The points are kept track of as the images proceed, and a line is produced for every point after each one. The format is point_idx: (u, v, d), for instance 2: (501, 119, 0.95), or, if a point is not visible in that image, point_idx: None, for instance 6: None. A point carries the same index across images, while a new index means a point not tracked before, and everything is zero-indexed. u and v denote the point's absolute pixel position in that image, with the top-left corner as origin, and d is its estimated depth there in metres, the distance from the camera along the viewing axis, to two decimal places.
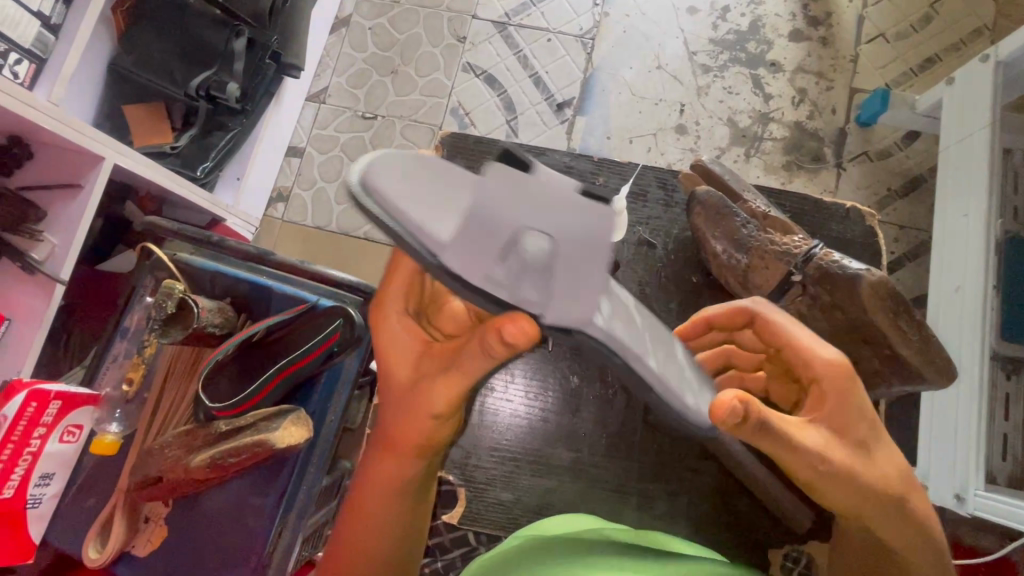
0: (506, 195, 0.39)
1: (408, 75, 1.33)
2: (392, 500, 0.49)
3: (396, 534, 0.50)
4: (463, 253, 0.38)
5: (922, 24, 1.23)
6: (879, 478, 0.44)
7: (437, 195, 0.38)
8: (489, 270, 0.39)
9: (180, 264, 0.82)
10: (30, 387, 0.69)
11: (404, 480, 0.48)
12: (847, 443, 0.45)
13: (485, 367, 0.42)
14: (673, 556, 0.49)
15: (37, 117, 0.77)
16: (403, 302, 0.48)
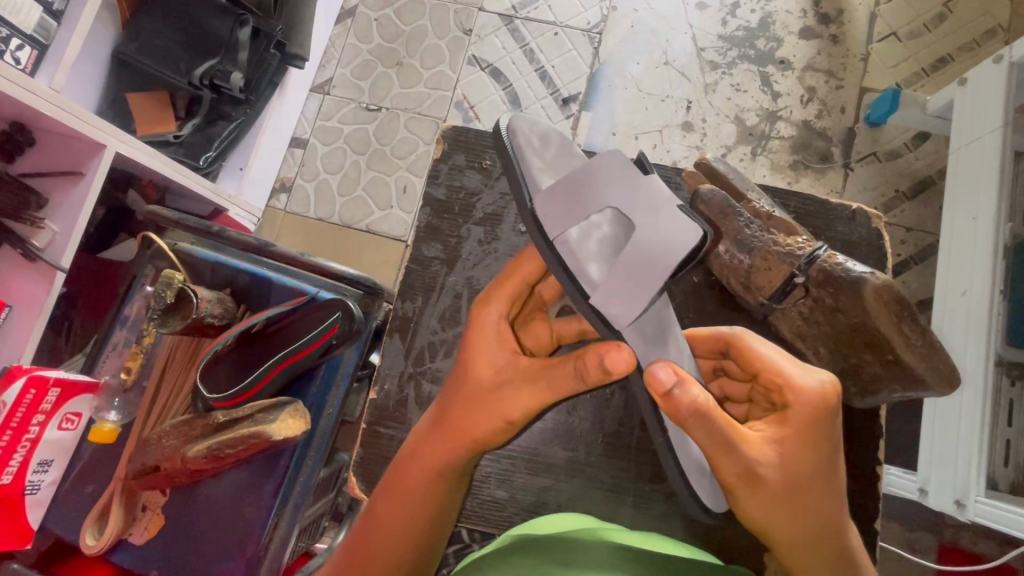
0: (614, 176, 0.50)
1: (413, 67, 1.32)
2: (433, 489, 0.53)
3: (431, 520, 0.53)
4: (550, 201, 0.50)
5: (935, 23, 1.21)
6: (797, 507, 0.49)
7: (556, 162, 0.55)
8: (563, 227, 0.50)
9: (181, 254, 0.82)
10: (29, 373, 0.69)
11: (453, 470, 0.53)
12: (782, 472, 0.48)
13: (573, 386, 0.48)
14: (668, 558, 0.48)
15: (39, 103, 0.77)
16: (507, 304, 0.53)
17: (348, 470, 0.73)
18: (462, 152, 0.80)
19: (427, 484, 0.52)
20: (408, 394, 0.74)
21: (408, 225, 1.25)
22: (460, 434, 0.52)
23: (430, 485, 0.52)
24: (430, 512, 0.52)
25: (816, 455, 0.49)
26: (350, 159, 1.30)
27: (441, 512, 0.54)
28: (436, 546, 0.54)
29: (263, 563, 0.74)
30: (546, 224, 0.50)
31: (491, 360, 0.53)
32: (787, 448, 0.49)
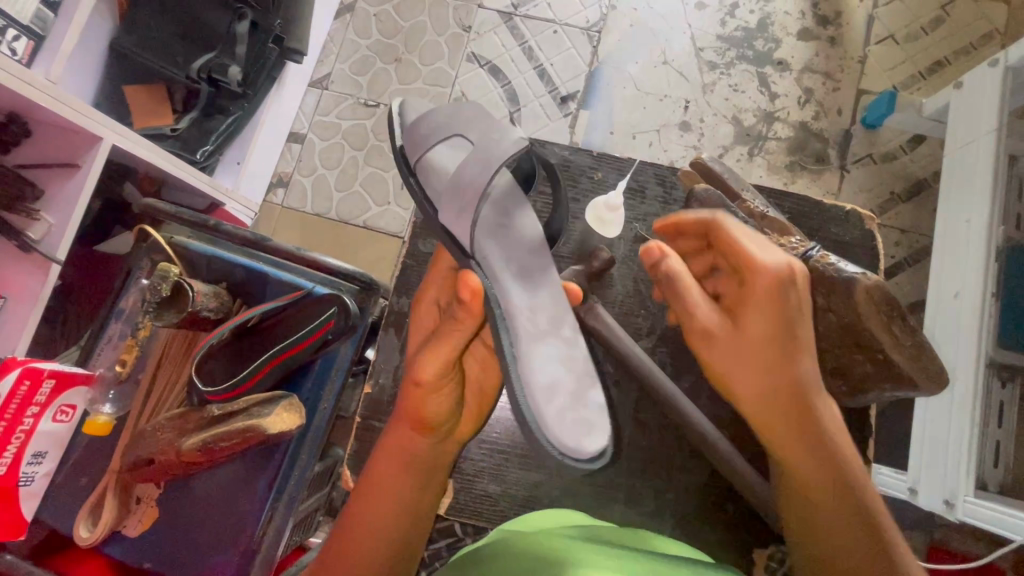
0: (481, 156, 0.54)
1: (412, 63, 1.32)
2: (400, 480, 0.55)
3: (399, 505, 0.55)
4: (444, 198, 0.55)
5: (932, 26, 1.21)
6: (758, 370, 0.54)
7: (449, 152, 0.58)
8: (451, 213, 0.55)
9: (177, 247, 0.81)
10: (24, 364, 0.69)
11: (406, 448, 0.56)
12: (738, 333, 0.54)
13: (457, 338, 0.52)
14: (664, 556, 0.48)
15: (36, 95, 0.77)
16: (439, 293, 0.60)
17: (342, 464, 0.73)
18: None
19: (390, 467, 0.55)
20: (404, 388, 0.75)
21: (405, 221, 1.25)
22: (410, 419, 0.55)
23: (398, 475, 0.55)
24: (395, 495, 0.55)
25: (777, 328, 0.53)
26: (347, 154, 1.30)
27: (414, 504, 0.56)
28: (411, 537, 0.55)
29: (256, 556, 0.74)
30: (452, 226, 0.55)
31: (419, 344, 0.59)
32: (789, 362, 0.54)
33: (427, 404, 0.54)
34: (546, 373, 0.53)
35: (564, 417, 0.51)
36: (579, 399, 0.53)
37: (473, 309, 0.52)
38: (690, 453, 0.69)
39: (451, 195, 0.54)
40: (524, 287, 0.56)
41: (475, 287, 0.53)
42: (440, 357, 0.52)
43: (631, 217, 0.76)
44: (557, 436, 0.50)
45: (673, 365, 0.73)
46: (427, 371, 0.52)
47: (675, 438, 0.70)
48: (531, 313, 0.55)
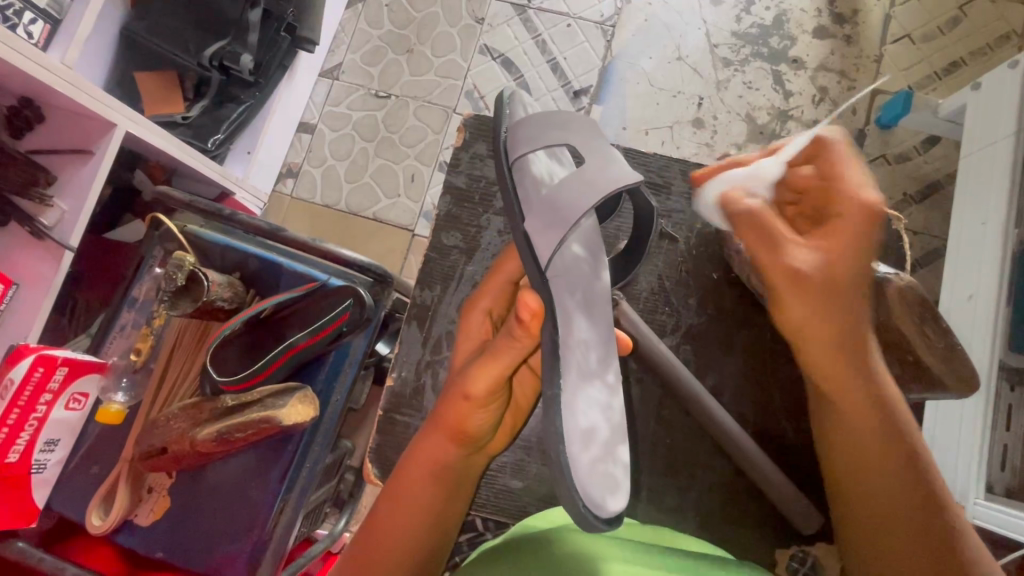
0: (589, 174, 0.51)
1: (423, 55, 1.31)
2: (433, 492, 0.55)
3: (432, 515, 0.55)
4: (533, 212, 0.52)
5: (949, 26, 1.21)
6: (841, 308, 0.58)
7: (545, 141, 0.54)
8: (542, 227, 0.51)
9: (191, 237, 0.81)
10: (38, 352, 0.69)
11: (443, 460, 0.55)
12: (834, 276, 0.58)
13: (513, 355, 0.51)
14: (692, 554, 0.48)
15: (49, 79, 0.76)
16: (494, 300, 0.60)
17: (364, 458, 0.72)
18: (481, 141, 0.81)
19: (425, 476, 0.55)
20: (425, 381, 0.74)
21: (416, 214, 1.25)
22: (448, 430, 0.54)
23: (431, 487, 0.55)
24: (429, 505, 0.55)
25: (854, 265, 0.58)
26: (358, 146, 1.29)
27: (444, 513, 0.56)
28: (442, 543, 0.57)
29: (268, 547, 0.74)
30: (534, 238, 0.52)
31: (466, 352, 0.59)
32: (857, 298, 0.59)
33: (468, 417, 0.53)
34: (588, 416, 0.49)
35: (594, 468, 0.47)
36: (611, 450, 0.49)
37: (532, 329, 0.50)
38: (715, 452, 0.69)
39: (544, 210, 0.51)
40: (586, 313, 0.54)
41: (536, 308, 0.50)
42: (491, 373, 0.51)
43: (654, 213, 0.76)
44: (583, 486, 0.46)
45: (697, 362, 0.73)
46: (478, 385, 0.52)
47: (698, 436, 0.70)
48: (584, 351, 0.52)
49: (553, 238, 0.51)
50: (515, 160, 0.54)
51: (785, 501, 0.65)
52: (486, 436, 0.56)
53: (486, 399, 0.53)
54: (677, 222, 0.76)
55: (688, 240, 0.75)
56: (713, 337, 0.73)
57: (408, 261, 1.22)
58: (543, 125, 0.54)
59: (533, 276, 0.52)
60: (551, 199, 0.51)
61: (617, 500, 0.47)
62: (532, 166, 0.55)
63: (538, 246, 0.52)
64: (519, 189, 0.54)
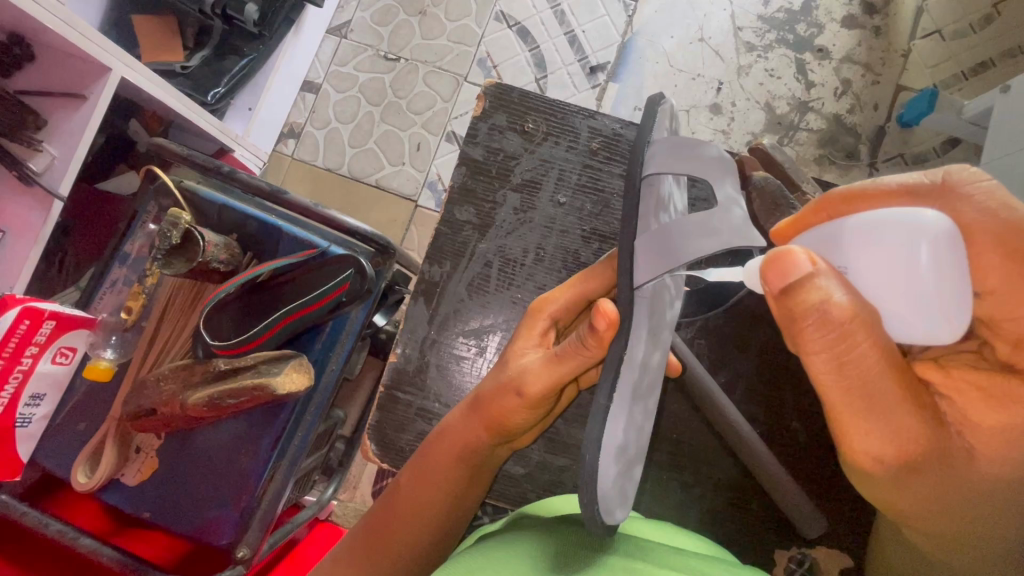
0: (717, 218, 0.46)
1: (436, 17, 1.25)
2: (450, 474, 0.54)
3: (446, 502, 0.54)
4: (647, 235, 0.47)
5: (981, 24, 1.16)
6: (896, 447, 0.37)
7: (681, 151, 0.48)
8: (647, 247, 0.46)
9: (187, 193, 0.77)
10: (24, 303, 0.66)
11: (463, 446, 0.53)
12: (863, 407, 0.36)
13: (581, 364, 0.48)
14: (713, 559, 0.47)
15: (39, 12, 0.71)
16: (561, 314, 0.56)
17: (364, 434, 0.71)
18: (502, 112, 0.77)
19: (444, 460, 0.54)
20: (430, 358, 0.73)
21: (419, 184, 1.21)
22: (486, 420, 0.52)
23: (448, 467, 0.53)
24: (443, 492, 0.54)
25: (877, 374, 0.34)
26: (364, 109, 1.24)
27: (459, 500, 0.55)
28: (449, 532, 0.56)
29: (255, 514, 0.72)
30: (638, 256, 0.47)
31: (519, 352, 0.54)
32: (992, 428, 0.37)
33: (511, 414, 0.51)
34: (624, 432, 0.46)
35: (614, 482, 0.45)
36: (629, 470, 0.48)
37: (604, 340, 0.46)
38: (722, 450, 0.69)
39: (656, 236, 0.46)
40: (651, 340, 0.50)
41: (614, 318, 0.46)
42: (551, 375, 0.49)
43: None
44: (603, 494, 0.42)
45: (712, 358, 0.72)
46: (535, 384, 0.49)
47: (706, 433, 0.69)
48: (641, 371, 0.48)
49: (657, 266, 0.45)
50: (648, 174, 0.49)
51: (789, 508, 0.65)
52: (518, 431, 0.54)
53: (538, 401, 0.50)
54: None
55: None
56: (726, 332, 0.72)
57: (410, 233, 1.19)
58: (678, 147, 0.49)
59: (622, 288, 0.47)
60: (664, 226, 0.46)
61: (620, 511, 0.46)
62: (660, 185, 0.50)
63: (638, 264, 0.47)
64: (641, 196, 0.49)
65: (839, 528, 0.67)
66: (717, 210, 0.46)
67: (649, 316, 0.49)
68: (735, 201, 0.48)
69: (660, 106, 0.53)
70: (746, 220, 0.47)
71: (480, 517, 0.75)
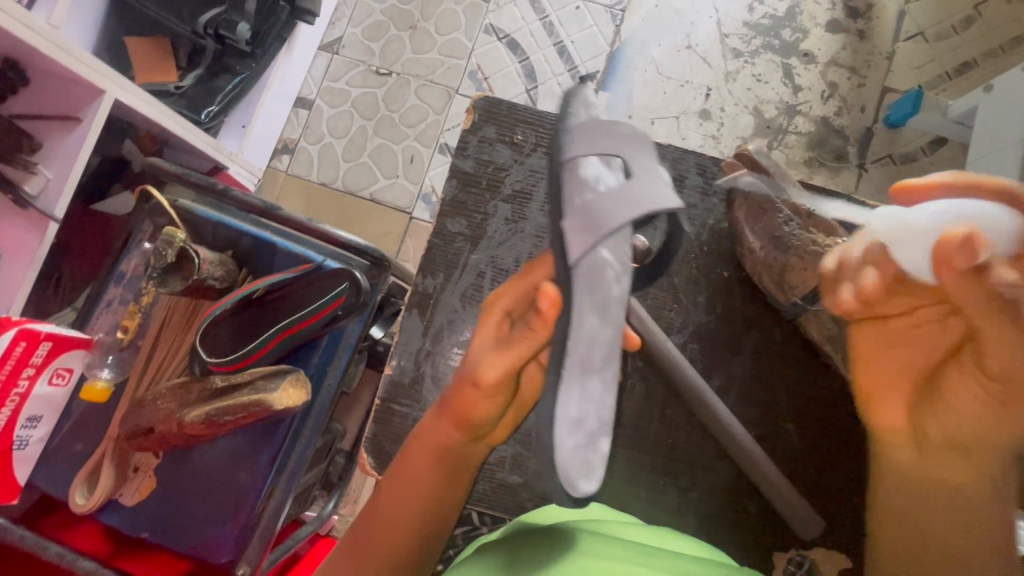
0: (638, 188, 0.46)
1: (426, 31, 1.27)
2: (431, 476, 0.54)
3: (426, 503, 0.54)
4: (571, 214, 0.46)
5: (963, 25, 1.18)
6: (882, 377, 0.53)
7: (599, 131, 0.49)
8: (573, 227, 0.46)
9: (182, 212, 0.78)
10: (20, 325, 0.66)
11: (438, 447, 0.53)
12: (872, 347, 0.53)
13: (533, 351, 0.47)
14: (707, 560, 0.48)
15: (32, 38, 0.72)
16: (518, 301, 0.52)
17: (360, 448, 0.71)
18: (492, 124, 0.78)
19: (421, 462, 0.54)
20: (425, 370, 0.73)
21: (413, 196, 1.22)
22: (453, 418, 0.51)
23: (427, 470, 0.54)
24: (423, 494, 0.54)
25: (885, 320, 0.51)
26: (356, 124, 1.25)
27: (440, 501, 0.55)
28: (432, 536, 0.55)
29: (254, 532, 0.72)
30: (567, 236, 0.46)
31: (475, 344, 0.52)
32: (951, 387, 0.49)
33: (474, 407, 0.50)
34: (580, 406, 0.45)
35: (574, 454, 0.44)
36: (591, 442, 0.47)
37: (549, 320, 0.45)
38: (717, 453, 0.69)
39: (584, 212, 0.46)
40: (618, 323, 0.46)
41: (555, 298, 0.45)
42: (503, 363, 0.47)
43: None
44: (562, 464, 0.43)
45: (704, 361, 0.72)
46: (488, 373, 0.47)
47: (702, 436, 0.69)
48: (594, 346, 0.46)
49: (583, 242, 0.45)
50: (568, 156, 0.49)
51: (785, 509, 0.65)
52: (488, 425, 0.53)
53: (495, 389, 0.48)
54: (688, 217, 0.75)
55: (698, 235, 0.75)
56: (720, 336, 0.73)
57: (405, 245, 1.19)
58: (596, 128, 0.49)
59: (559, 269, 0.46)
60: (589, 202, 0.46)
61: (586, 484, 0.46)
62: (584, 167, 0.48)
63: (568, 243, 0.46)
64: (564, 179, 0.48)
65: (836, 528, 0.68)
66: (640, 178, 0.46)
67: (596, 289, 0.46)
68: (655, 170, 0.48)
69: (576, 92, 0.54)
70: (667, 185, 0.47)
71: (478, 527, 0.75)
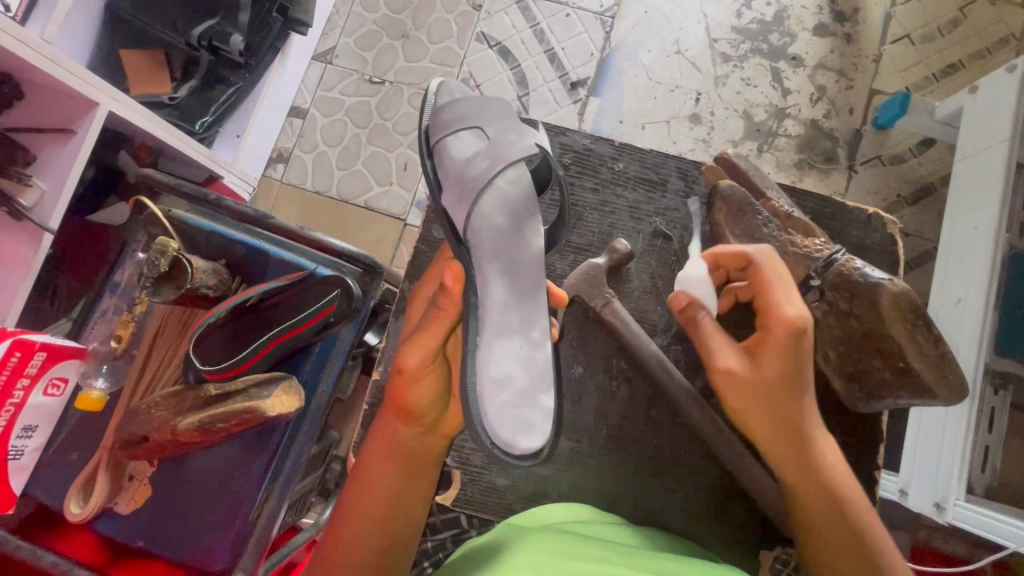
0: (506, 142, 0.53)
1: (419, 40, 1.28)
2: (392, 470, 0.55)
3: (389, 500, 0.54)
4: (448, 185, 0.54)
5: (949, 27, 1.20)
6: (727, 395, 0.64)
7: (461, 110, 0.56)
8: (457, 199, 0.54)
9: (176, 222, 0.79)
10: (15, 336, 0.67)
11: (392, 439, 0.56)
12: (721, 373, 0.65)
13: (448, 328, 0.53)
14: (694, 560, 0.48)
15: (27, 52, 0.73)
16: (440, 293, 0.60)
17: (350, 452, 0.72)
18: None
19: (380, 456, 0.55)
20: None
21: (407, 204, 1.23)
22: (393, 407, 0.55)
23: (388, 465, 0.55)
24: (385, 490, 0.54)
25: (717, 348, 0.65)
26: (350, 132, 1.26)
27: (405, 498, 0.55)
28: (402, 542, 0.54)
29: (248, 538, 0.73)
30: (450, 210, 0.55)
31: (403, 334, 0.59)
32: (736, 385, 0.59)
33: (409, 390, 0.54)
34: (501, 367, 0.53)
35: (506, 412, 0.51)
36: (528, 398, 0.53)
37: (455, 295, 0.52)
38: (704, 453, 0.70)
39: (455, 184, 0.54)
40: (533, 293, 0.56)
41: (457, 272, 0.53)
42: (425, 343, 0.52)
43: (651, 210, 0.77)
44: (491, 424, 0.50)
45: (690, 363, 0.73)
46: (410, 357, 0.52)
47: (689, 436, 0.70)
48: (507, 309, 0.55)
49: (462, 209, 0.54)
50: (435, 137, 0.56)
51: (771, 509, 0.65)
52: (434, 414, 0.56)
53: (419, 372, 0.53)
54: (672, 220, 0.76)
55: (683, 238, 0.76)
56: None
57: (399, 252, 1.21)
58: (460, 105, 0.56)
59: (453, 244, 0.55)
60: (461, 174, 0.54)
61: (528, 440, 0.51)
62: (451, 148, 0.55)
63: (453, 216, 0.55)
64: (439, 170, 0.55)
65: None
66: (497, 139, 0.53)
67: (498, 255, 0.55)
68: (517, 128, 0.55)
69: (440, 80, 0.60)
70: (524, 137, 0.53)
71: None
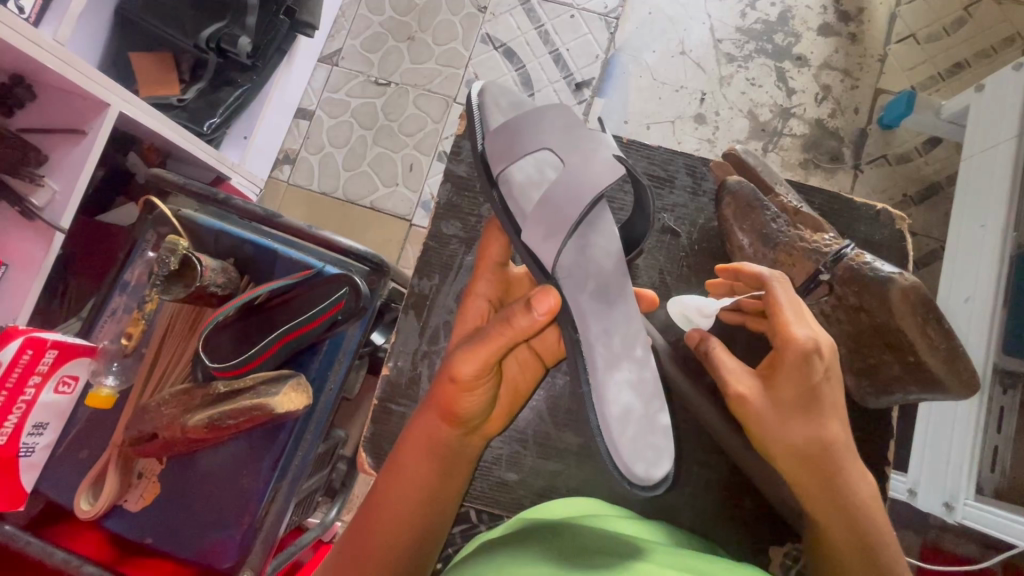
0: (578, 162, 0.54)
1: (424, 42, 1.29)
2: (424, 469, 0.53)
3: (421, 498, 0.53)
4: (530, 222, 0.54)
5: (954, 26, 1.20)
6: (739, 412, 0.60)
7: (516, 136, 0.56)
8: (541, 232, 0.54)
9: (186, 221, 0.79)
10: (27, 334, 0.68)
11: (434, 440, 0.54)
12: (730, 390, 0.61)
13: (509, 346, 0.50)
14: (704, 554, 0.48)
15: (40, 54, 0.74)
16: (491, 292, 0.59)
17: (359, 447, 0.72)
18: None
19: (418, 457, 0.53)
20: (422, 370, 0.74)
21: (413, 204, 1.23)
22: (439, 410, 0.53)
23: (422, 463, 0.53)
24: (417, 490, 0.53)
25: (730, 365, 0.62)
26: (356, 133, 1.27)
27: (435, 495, 0.54)
28: (430, 539, 0.54)
29: (257, 535, 0.73)
30: (537, 247, 0.55)
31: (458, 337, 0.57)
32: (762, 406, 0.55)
33: (459, 399, 0.52)
34: (621, 400, 0.54)
35: (637, 442, 0.53)
36: (650, 423, 0.54)
37: (541, 322, 0.49)
38: (712, 449, 0.70)
39: (538, 219, 0.54)
40: (600, 305, 0.56)
41: (549, 305, 0.49)
42: (481, 358, 0.49)
43: (659, 207, 0.77)
44: (627, 458, 0.52)
45: None
46: (466, 370, 0.50)
47: (697, 432, 0.70)
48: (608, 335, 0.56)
49: (554, 241, 0.54)
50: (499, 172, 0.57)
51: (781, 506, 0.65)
52: (478, 417, 0.55)
53: (473, 382, 0.51)
54: (680, 216, 0.76)
55: (690, 234, 0.76)
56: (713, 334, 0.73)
57: (405, 251, 1.21)
58: (515, 133, 0.56)
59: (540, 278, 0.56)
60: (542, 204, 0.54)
61: (653, 471, 0.52)
62: (515, 176, 0.58)
63: (540, 252, 0.55)
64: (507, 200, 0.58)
65: None
66: (568, 162, 0.54)
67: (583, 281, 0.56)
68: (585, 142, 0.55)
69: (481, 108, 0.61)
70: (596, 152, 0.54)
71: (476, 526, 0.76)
